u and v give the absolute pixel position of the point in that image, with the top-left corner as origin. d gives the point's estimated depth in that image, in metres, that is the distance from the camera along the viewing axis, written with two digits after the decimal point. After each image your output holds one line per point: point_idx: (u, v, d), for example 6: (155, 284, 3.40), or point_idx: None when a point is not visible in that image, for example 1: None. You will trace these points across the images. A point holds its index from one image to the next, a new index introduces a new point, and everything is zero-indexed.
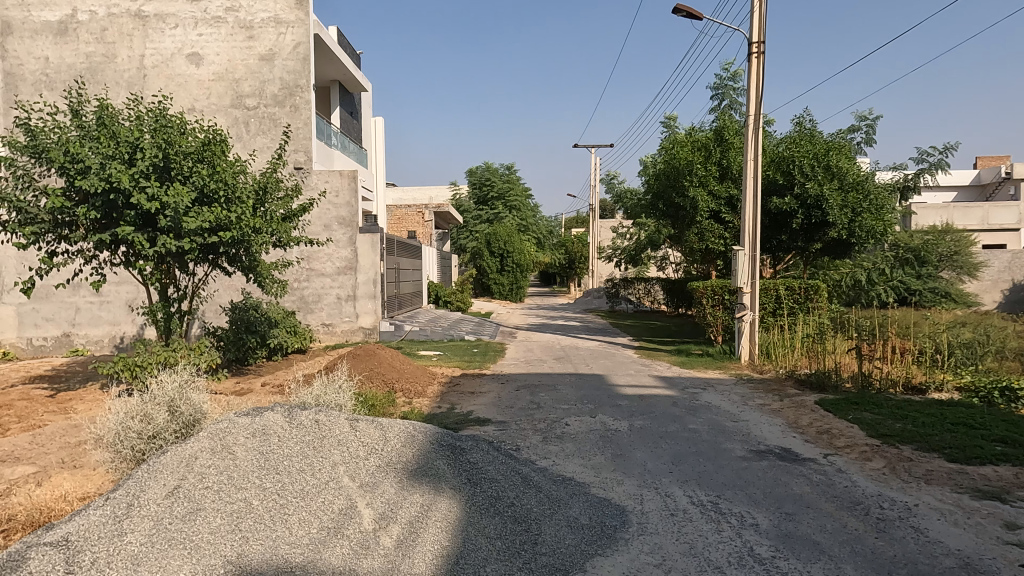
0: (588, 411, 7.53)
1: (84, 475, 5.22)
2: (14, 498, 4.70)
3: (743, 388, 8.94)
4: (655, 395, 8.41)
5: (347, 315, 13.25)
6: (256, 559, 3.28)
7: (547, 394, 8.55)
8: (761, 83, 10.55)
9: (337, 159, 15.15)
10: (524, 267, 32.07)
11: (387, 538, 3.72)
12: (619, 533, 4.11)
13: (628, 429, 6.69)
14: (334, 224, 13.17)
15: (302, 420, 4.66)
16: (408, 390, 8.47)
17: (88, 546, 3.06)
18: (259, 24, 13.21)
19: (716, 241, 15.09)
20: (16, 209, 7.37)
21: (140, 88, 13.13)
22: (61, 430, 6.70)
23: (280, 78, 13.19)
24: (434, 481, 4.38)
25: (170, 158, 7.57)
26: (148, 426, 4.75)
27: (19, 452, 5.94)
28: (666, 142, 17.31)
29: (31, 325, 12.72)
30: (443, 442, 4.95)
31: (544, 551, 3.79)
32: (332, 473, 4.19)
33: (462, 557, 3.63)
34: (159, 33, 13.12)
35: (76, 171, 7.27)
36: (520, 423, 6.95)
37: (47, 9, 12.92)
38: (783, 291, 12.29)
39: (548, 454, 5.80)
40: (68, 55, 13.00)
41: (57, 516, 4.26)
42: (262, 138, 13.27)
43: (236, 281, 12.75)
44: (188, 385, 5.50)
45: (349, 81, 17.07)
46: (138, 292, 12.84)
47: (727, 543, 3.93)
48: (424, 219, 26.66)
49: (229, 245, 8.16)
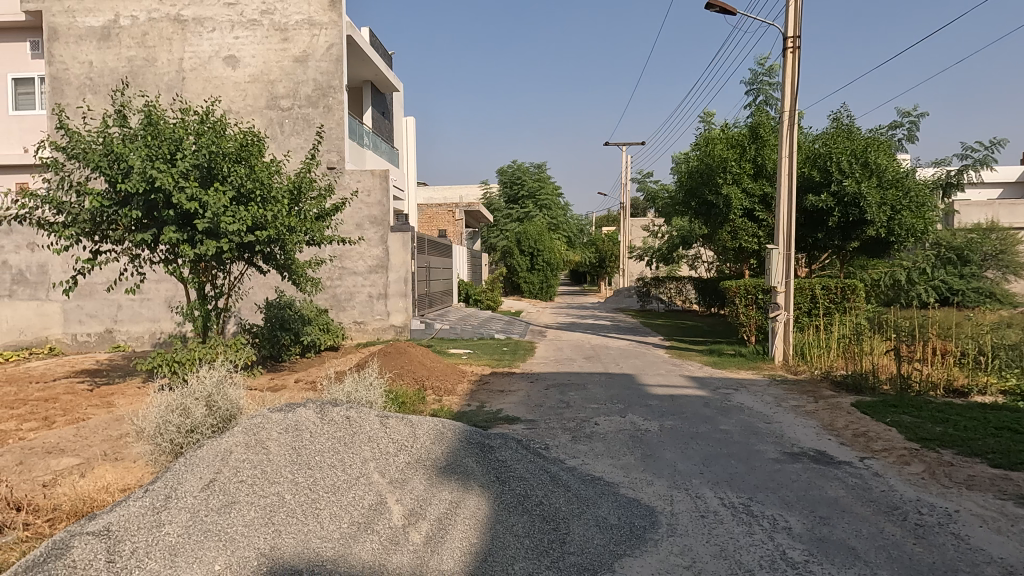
0: (618, 410, 7.49)
1: (125, 467, 5.39)
2: (60, 488, 4.86)
3: (777, 389, 8.80)
4: (687, 395, 8.30)
5: (379, 313, 13.37)
6: (288, 552, 3.35)
7: (577, 392, 8.52)
8: (797, 78, 10.35)
9: (368, 159, 15.33)
10: (555, 265, 31.98)
11: (417, 534, 3.76)
12: (649, 534, 4.08)
13: (658, 429, 6.63)
14: (366, 223, 13.30)
15: (334, 416, 4.73)
16: (438, 387, 8.55)
17: (128, 536, 3.19)
18: (293, 26, 13.42)
19: (749, 239, 14.88)
20: (61, 210, 7.63)
21: (180, 91, 13.46)
22: (104, 423, 6.93)
23: (314, 79, 13.39)
24: (462, 478, 4.41)
25: (211, 158, 7.77)
26: (187, 420, 4.88)
27: (64, 444, 6.15)
28: (699, 139, 17.09)
29: (75, 321, 13.15)
30: (472, 440, 4.99)
31: (572, 550, 3.79)
32: (363, 469, 4.24)
33: (490, 555, 3.66)
34: (197, 36, 13.44)
35: (119, 173, 7.50)
36: (550, 422, 6.94)
37: (92, 16, 13.35)
38: (819, 291, 12.02)
39: (577, 453, 5.79)
40: (111, 58, 13.39)
41: (99, 506, 4.41)
42: (296, 138, 13.45)
43: (271, 280, 12.98)
44: (226, 380, 5.60)
45: (381, 81, 17.22)
46: (177, 290, 13.15)
47: (759, 546, 3.87)
48: (454, 217, 26.83)
49: (265, 244, 8.30)
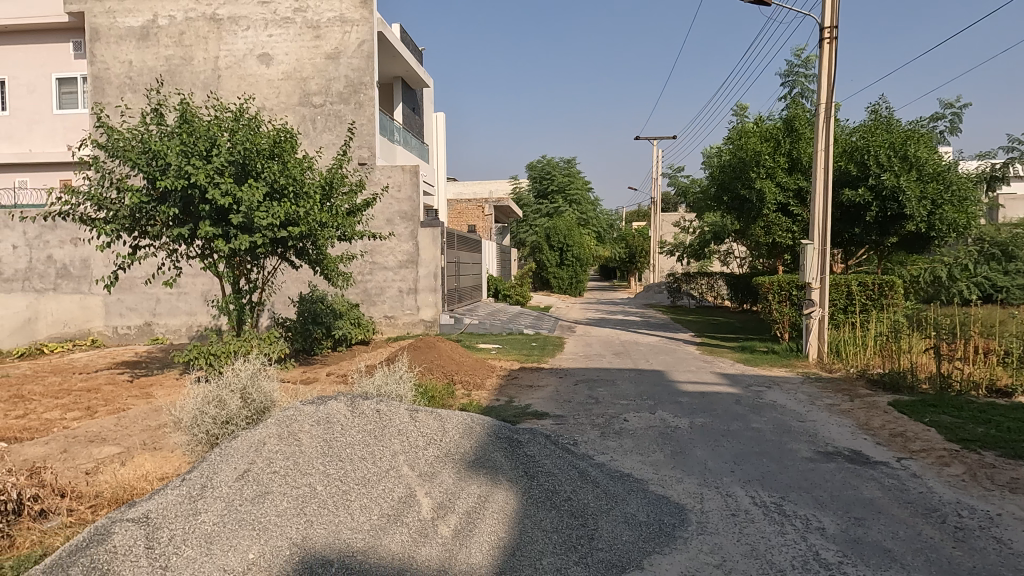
0: (647, 406, 7.43)
1: (164, 456, 5.54)
2: (102, 476, 5.02)
3: (811, 387, 8.64)
4: (718, 392, 8.20)
5: (409, 308, 13.49)
6: (320, 543, 3.40)
7: (606, 388, 8.48)
8: (834, 69, 10.11)
9: (399, 155, 15.44)
10: (584, 261, 31.85)
11: (446, 528, 3.79)
12: (678, 532, 4.05)
13: (687, 426, 6.56)
14: (396, 219, 13.40)
15: (364, 409, 4.78)
16: (468, 382, 8.60)
17: (166, 523, 3.28)
18: (325, 23, 13.56)
19: (783, 235, 14.55)
20: (101, 206, 7.85)
21: (215, 89, 13.71)
22: (143, 413, 7.12)
23: (346, 76, 13.52)
24: (491, 473, 4.43)
25: (245, 155, 7.91)
26: (222, 411, 4.99)
27: (105, 433, 6.35)
28: (732, 133, 16.84)
29: (116, 314, 13.53)
30: (501, 434, 5.00)
31: (601, 546, 3.78)
32: (393, 462, 4.28)
33: (518, 549, 3.67)
34: (232, 35, 13.67)
35: (157, 170, 7.69)
36: (579, 417, 6.92)
37: (132, 16, 13.68)
38: (856, 288, 11.74)
39: (606, 449, 5.76)
40: (150, 58, 13.71)
41: (139, 494, 4.55)
42: (328, 134, 13.61)
43: (303, 275, 13.17)
44: (260, 372, 5.70)
45: (411, 77, 17.32)
46: (213, 284, 13.44)
47: (791, 546, 3.81)
48: (484, 213, 26.89)
49: (298, 239, 8.43)
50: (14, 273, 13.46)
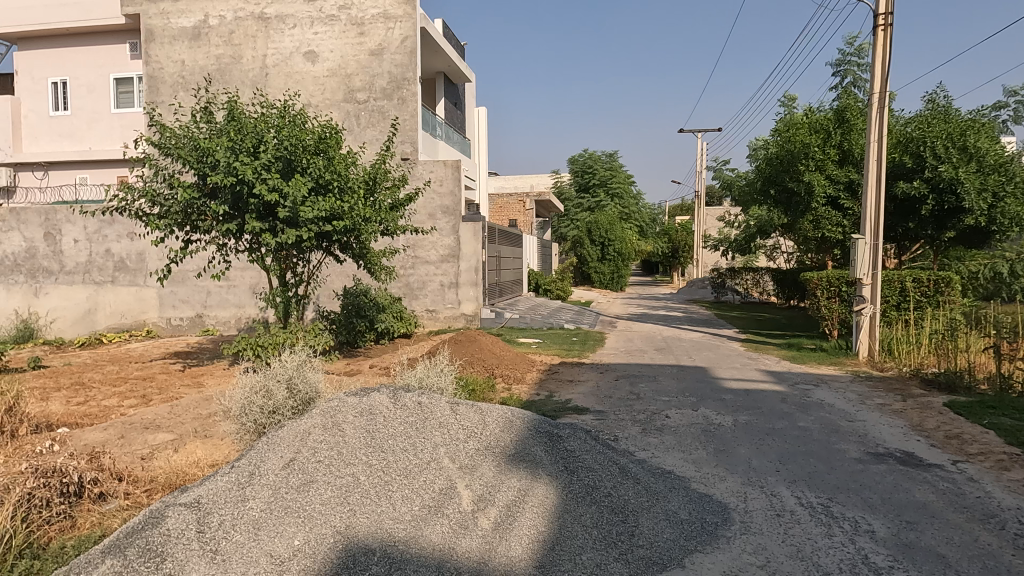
0: (690, 403, 7.33)
1: (214, 443, 5.72)
2: (156, 461, 5.22)
3: (860, 386, 8.39)
4: (763, 390, 8.03)
5: (450, 302, 13.59)
6: (362, 531, 3.47)
7: (647, 384, 8.40)
8: (888, 57, 9.75)
9: (441, 150, 15.54)
10: (626, 255, 31.53)
11: (486, 520, 3.81)
12: (721, 531, 3.99)
13: (731, 424, 6.45)
14: (438, 213, 13.51)
15: (406, 402, 4.85)
16: (508, 376, 8.63)
17: (216, 509, 3.41)
18: (369, 20, 13.71)
19: (833, 229, 14.17)
20: (155, 201, 8.12)
21: (263, 86, 14.03)
22: (195, 402, 7.37)
23: (389, 72, 13.67)
24: (531, 467, 4.43)
25: (291, 151, 8.07)
26: (269, 401, 5.13)
27: (158, 420, 6.59)
28: (780, 125, 16.42)
29: (170, 306, 14.01)
30: (541, 429, 5.00)
31: (641, 543, 3.75)
32: (433, 454, 4.32)
33: (558, 544, 3.67)
34: (280, 33, 13.96)
35: (207, 166, 7.92)
36: (620, 413, 6.87)
37: (184, 16, 14.10)
38: (909, 284, 11.31)
39: (647, 446, 5.71)
40: (201, 57, 14.11)
41: (191, 480, 4.71)
42: (372, 130, 13.79)
43: (347, 268, 13.40)
44: (306, 363, 5.83)
45: (453, 72, 17.39)
46: (260, 277, 13.78)
47: (839, 548, 3.71)
48: (525, 207, 26.87)
49: (342, 234, 8.57)
50: (75, 266, 14.06)
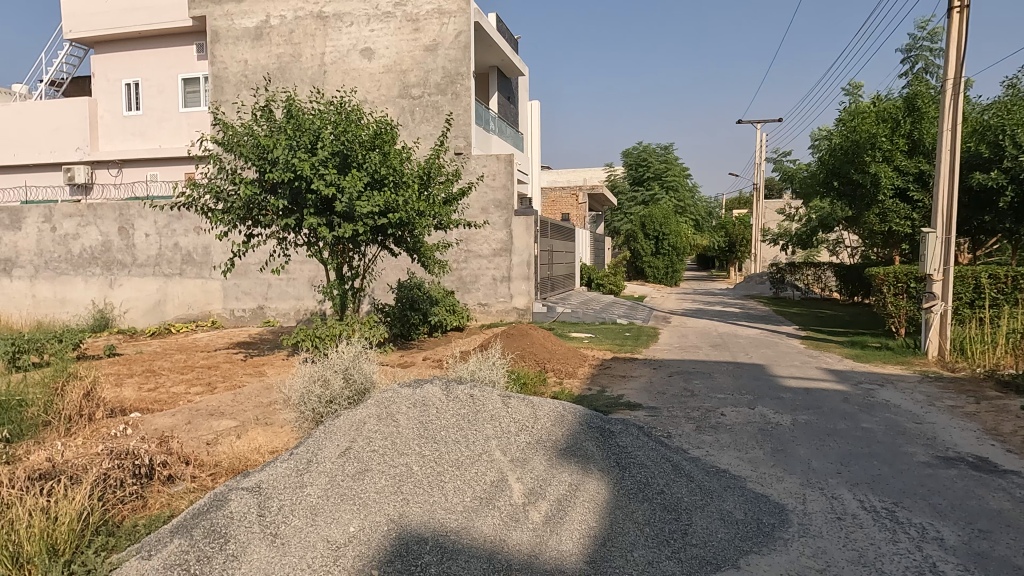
0: (746, 401, 7.15)
1: (274, 431, 5.90)
2: (220, 447, 5.43)
3: (930, 387, 8.01)
4: (824, 389, 7.76)
5: (503, 296, 13.64)
6: (415, 521, 3.52)
7: (702, 381, 8.23)
8: (964, 40, 9.24)
9: (494, 144, 15.58)
10: (681, 250, 30.91)
11: (536, 514, 3.81)
12: (778, 532, 3.88)
13: (790, 423, 6.26)
14: (491, 207, 13.56)
15: (458, 394, 4.89)
16: (560, 370, 8.60)
17: (275, 494, 3.56)
18: (424, 16, 13.84)
19: (901, 222, 13.45)
20: (219, 197, 8.43)
21: (321, 84, 14.37)
22: (256, 390, 7.65)
23: (443, 67, 13.79)
24: (582, 461, 4.42)
25: (347, 147, 8.24)
26: (327, 391, 5.27)
27: (223, 407, 6.86)
28: (845, 115, 15.79)
29: (233, 298, 14.53)
30: (592, 424, 4.98)
31: (694, 542, 3.68)
32: (485, 446, 4.35)
33: (609, 540, 3.64)
34: (337, 31, 14.26)
35: (267, 163, 8.17)
36: (673, 410, 6.77)
37: (247, 17, 14.56)
38: (985, 280, 10.69)
39: (701, 444, 5.60)
40: (263, 56, 14.55)
41: (253, 466, 4.88)
42: (426, 125, 13.94)
43: (401, 262, 13.62)
44: (362, 355, 5.95)
45: (507, 66, 17.40)
46: (318, 271, 14.14)
47: (904, 556, 3.55)
48: (578, 201, 26.70)
49: (397, 227, 8.71)
50: (146, 259, 14.75)
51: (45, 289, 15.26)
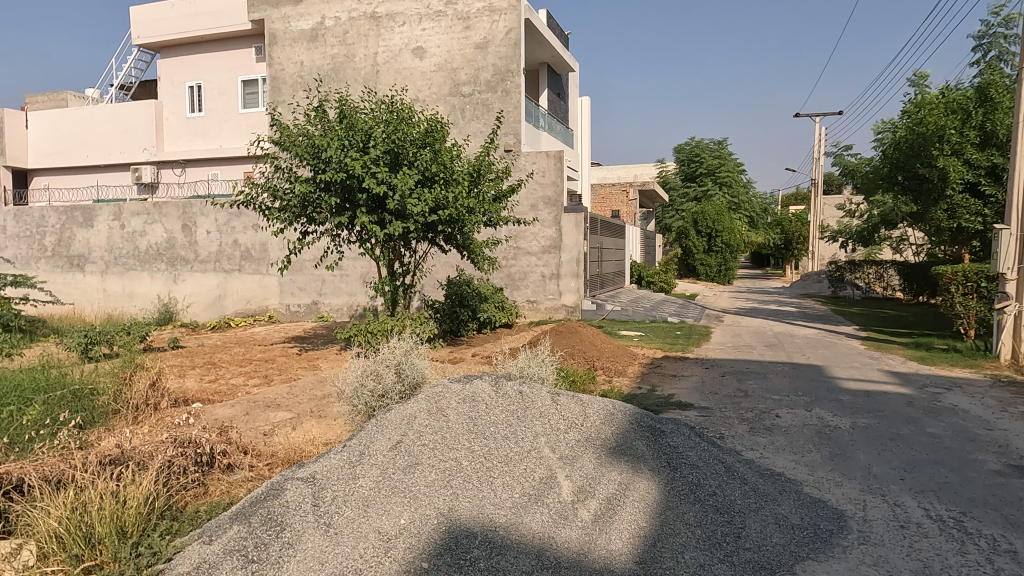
0: (803, 403, 6.93)
1: (328, 423, 6.05)
2: (277, 437, 5.60)
3: (1002, 391, 7.60)
4: (886, 392, 7.47)
5: (552, 293, 13.60)
6: (465, 515, 3.55)
7: (756, 382, 8.03)
8: None
9: (544, 141, 15.55)
10: (734, 247, 30.20)
11: (585, 512, 3.79)
12: (836, 539, 3.75)
13: (849, 427, 6.04)
14: (540, 204, 13.54)
15: (508, 390, 4.90)
16: (609, 368, 8.53)
17: (329, 485, 3.67)
18: (475, 14, 13.91)
19: (971, 219, 12.88)
20: (276, 196, 8.68)
21: (374, 83, 14.61)
22: (311, 383, 7.85)
23: (493, 65, 13.83)
24: (632, 461, 4.37)
25: (398, 145, 8.35)
26: (379, 385, 5.36)
27: (279, 399, 7.07)
28: (910, 106, 15.14)
29: (289, 293, 14.94)
30: (643, 423, 4.92)
31: (748, 546, 3.60)
32: (534, 443, 4.35)
33: (659, 540, 3.60)
34: (390, 31, 14.47)
35: (321, 162, 8.36)
36: (726, 410, 6.62)
37: (303, 19, 14.93)
38: None
39: (755, 446, 5.46)
40: (318, 57, 14.89)
41: (307, 456, 5.02)
42: (476, 123, 14.02)
43: (451, 259, 13.74)
44: (413, 350, 6.02)
45: (557, 62, 17.32)
46: (370, 267, 14.40)
47: (973, 568, 3.38)
48: (628, 197, 26.39)
49: (447, 224, 8.78)
50: (207, 256, 15.30)
51: (115, 283, 16.02)
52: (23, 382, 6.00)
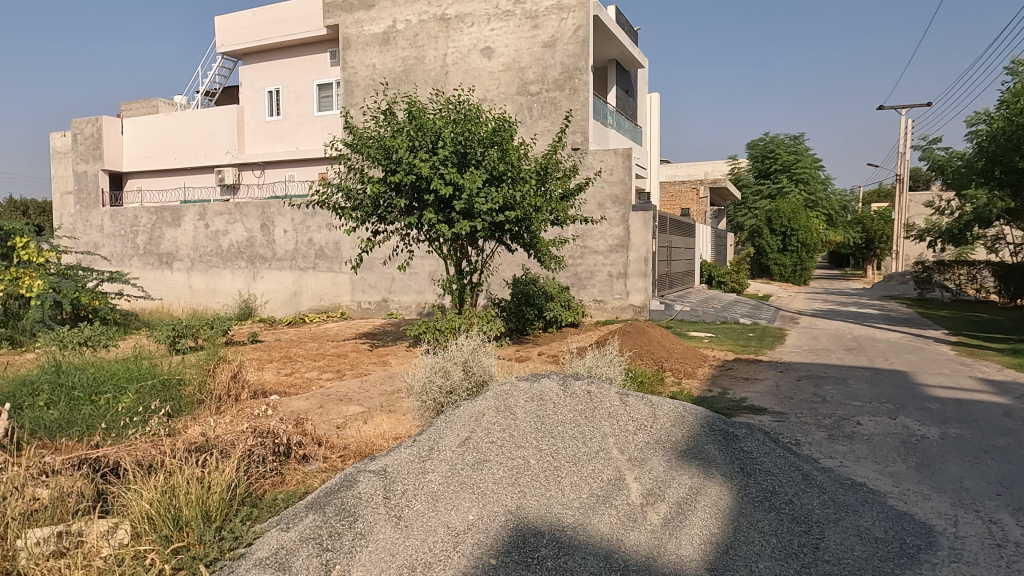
0: (886, 411, 6.58)
1: (397, 418, 6.17)
2: (349, 430, 5.76)
3: None
4: (979, 402, 6.99)
5: (619, 292, 13.43)
6: (532, 513, 3.54)
7: (835, 387, 7.68)
8: None
9: (612, 139, 15.38)
10: (811, 246, 29.00)
11: (655, 515, 3.72)
12: (925, 555, 3.53)
13: (938, 437, 5.69)
14: (608, 202, 13.41)
15: (575, 390, 4.88)
16: (678, 370, 8.35)
17: (399, 478, 3.76)
18: (543, 12, 13.90)
19: None
20: (349, 196, 8.94)
21: (443, 84, 14.82)
22: (381, 378, 8.05)
23: (561, 63, 13.78)
24: (704, 465, 4.25)
25: (466, 145, 8.45)
26: (447, 381, 5.43)
27: (351, 393, 7.27)
28: (1008, 96, 14.16)
29: (360, 290, 15.35)
30: (715, 426, 4.79)
31: (827, 558, 3.44)
32: (602, 443, 4.29)
33: (732, 548, 3.48)
34: (459, 32, 14.64)
35: (392, 163, 8.55)
36: (802, 416, 6.37)
37: (375, 23, 15.30)
38: None
39: (834, 454, 5.22)
40: (389, 60, 15.23)
41: (378, 450, 5.14)
42: (544, 121, 14.01)
43: (518, 258, 13.78)
44: (480, 348, 6.06)
45: (626, 59, 17.10)
46: (438, 265, 14.61)
47: None
48: (699, 195, 25.76)
49: (514, 223, 8.81)
50: (284, 254, 15.92)
51: (199, 280, 16.89)
52: (119, 371, 6.41)
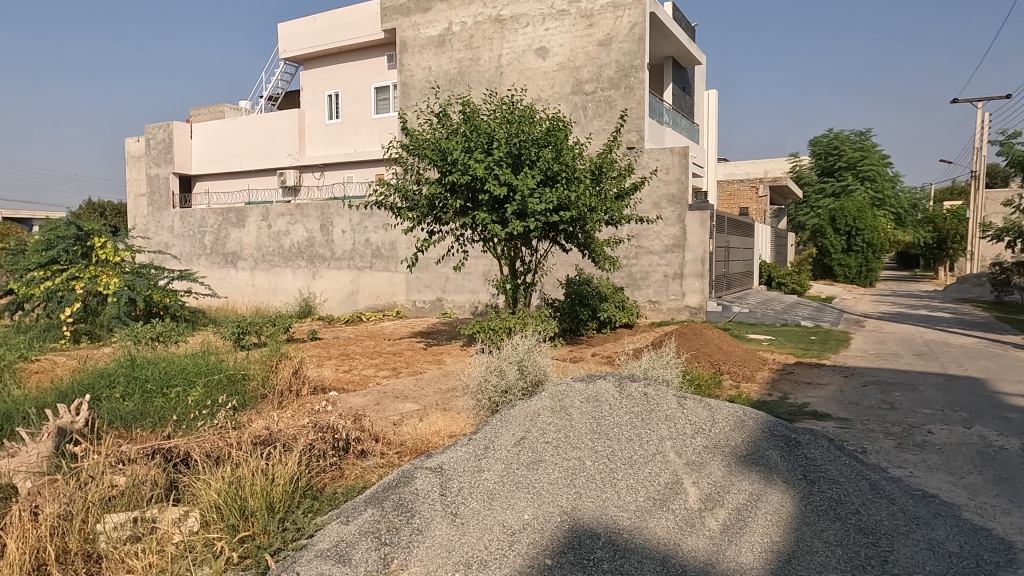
0: (960, 419, 6.26)
1: (452, 416, 6.24)
2: (406, 427, 5.85)
3: None
4: None
5: (674, 293, 13.22)
6: (588, 515, 3.52)
7: (903, 393, 7.35)
8: None
9: (668, 137, 15.15)
10: (877, 247, 27.85)
11: (713, 521, 3.65)
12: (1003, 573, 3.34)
13: (1019, 448, 5.38)
14: (663, 202, 13.21)
15: (632, 392, 4.82)
16: (736, 373, 8.15)
17: (455, 476, 3.81)
18: (598, 11, 13.80)
19: None
20: (406, 197, 9.10)
21: (498, 85, 14.90)
22: (435, 377, 8.15)
23: (617, 61, 13.66)
24: (765, 471, 4.14)
25: (520, 146, 8.47)
26: (502, 381, 5.46)
27: (407, 391, 7.39)
28: None
29: (415, 290, 15.59)
30: (776, 431, 4.65)
31: (896, 571, 3.30)
32: (659, 446, 4.22)
33: (794, 557, 3.38)
34: (514, 33, 14.69)
35: (447, 165, 8.65)
36: (868, 423, 6.12)
37: (432, 26, 15.50)
38: None
39: (903, 463, 5.00)
40: (445, 62, 15.41)
41: (433, 447, 5.21)
42: (599, 121, 13.91)
43: (572, 258, 13.73)
44: (535, 347, 6.06)
45: (683, 56, 16.80)
46: (492, 265, 14.69)
47: None
48: (758, 194, 25.10)
49: (568, 223, 8.77)
50: (342, 253, 16.31)
51: (262, 279, 17.48)
52: (188, 365, 6.70)
